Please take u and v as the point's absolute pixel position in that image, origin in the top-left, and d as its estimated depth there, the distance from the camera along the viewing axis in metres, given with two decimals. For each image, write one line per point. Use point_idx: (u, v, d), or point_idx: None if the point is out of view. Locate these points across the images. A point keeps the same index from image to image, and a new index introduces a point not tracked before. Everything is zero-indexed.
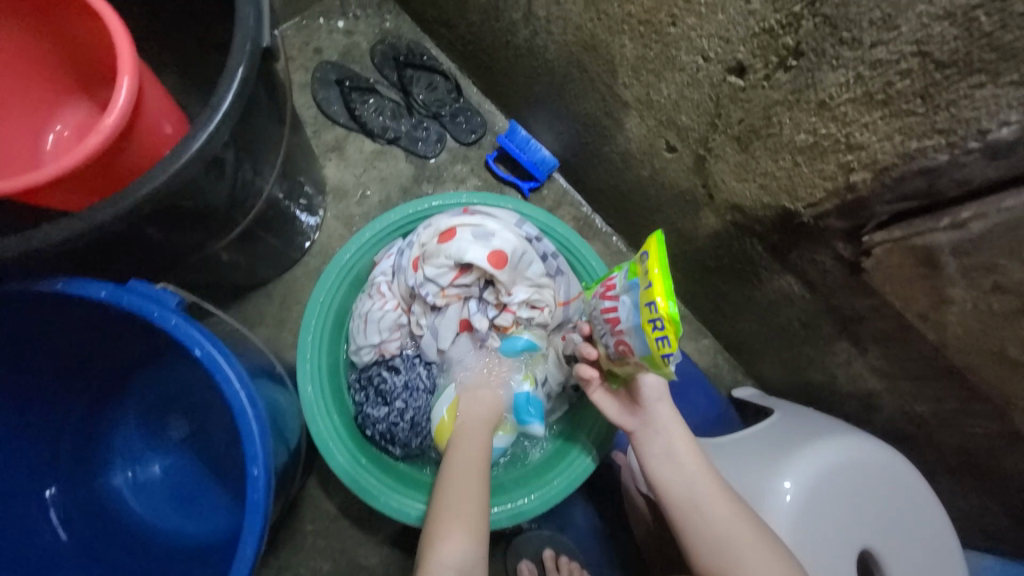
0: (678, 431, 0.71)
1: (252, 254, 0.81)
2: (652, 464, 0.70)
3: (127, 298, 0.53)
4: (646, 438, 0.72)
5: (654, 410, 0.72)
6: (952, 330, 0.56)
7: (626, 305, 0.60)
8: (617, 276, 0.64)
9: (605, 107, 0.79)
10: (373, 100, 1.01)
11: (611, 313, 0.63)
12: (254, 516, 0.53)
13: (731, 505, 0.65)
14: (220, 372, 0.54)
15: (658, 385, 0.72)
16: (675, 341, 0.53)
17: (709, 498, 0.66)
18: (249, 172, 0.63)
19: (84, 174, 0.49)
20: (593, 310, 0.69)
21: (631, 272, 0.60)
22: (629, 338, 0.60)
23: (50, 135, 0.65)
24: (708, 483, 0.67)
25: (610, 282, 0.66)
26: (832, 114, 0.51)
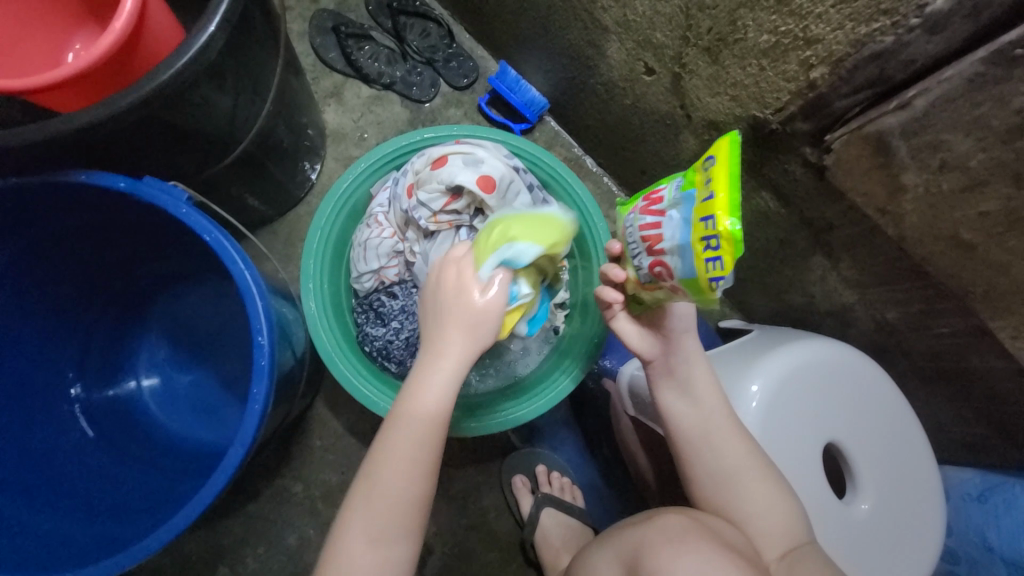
0: (701, 368, 0.70)
1: (257, 186, 0.87)
2: (670, 397, 0.71)
3: (143, 190, 0.58)
4: (664, 368, 0.72)
5: (678, 344, 0.70)
6: (908, 220, 0.59)
7: (673, 222, 0.58)
8: (665, 189, 0.60)
9: (587, 36, 0.82)
10: (368, 47, 1.04)
11: (654, 231, 0.60)
12: (260, 379, 0.60)
13: (742, 440, 0.67)
14: (228, 256, 0.59)
15: (686, 314, 0.70)
16: (730, 262, 0.49)
17: (720, 432, 0.68)
18: (250, 94, 0.67)
19: (88, 80, 0.53)
20: (629, 228, 0.67)
21: (687, 182, 0.57)
22: (673, 256, 0.57)
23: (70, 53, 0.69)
24: (721, 418, 0.68)
25: (655, 196, 0.62)
26: (790, 9, 0.54)
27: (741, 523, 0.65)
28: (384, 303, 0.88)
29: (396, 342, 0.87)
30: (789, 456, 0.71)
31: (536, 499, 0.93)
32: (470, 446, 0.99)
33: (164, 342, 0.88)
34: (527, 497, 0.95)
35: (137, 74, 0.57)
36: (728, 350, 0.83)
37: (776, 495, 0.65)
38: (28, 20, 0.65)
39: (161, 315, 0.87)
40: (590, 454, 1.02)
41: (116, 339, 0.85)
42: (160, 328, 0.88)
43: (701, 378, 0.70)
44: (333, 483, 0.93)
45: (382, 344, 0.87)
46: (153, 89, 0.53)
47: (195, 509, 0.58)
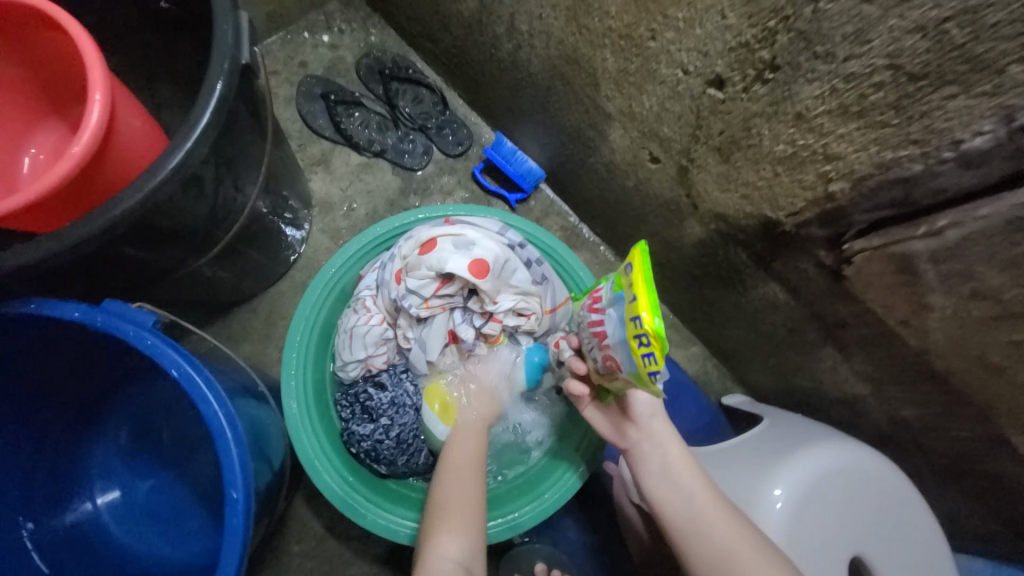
0: (676, 449, 0.69)
1: (235, 269, 0.80)
2: (650, 481, 0.69)
3: (100, 318, 0.52)
4: (643, 452, 0.71)
5: (648, 423, 0.71)
6: (933, 335, 0.57)
7: (612, 319, 0.59)
8: (603, 288, 0.63)
9: (589, 119, 0.80)
10: (358, 114, 1.01)
11: (599, 327, 0.61)
12: (233, 538, 0.52)
13: (730, 520, 0.63)
14: (198, 392, 0.53)
15: (649, 402, 0.70)
16: (662, 358, 0.50)
17: (706, 512, 0.64)
18: (230, 188, 0.62)
19: (54, 200, 0.48)
20: (581, 323, 0.69)
21: (616, 285, 0.58)
22: (614, 350, 0.59)
23: (26, 158, 0.65)
24: (705, 499, 0.65)
25: (597, 294, 0.64)
26: (809, 126, 0.52)
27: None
28: (372, 399, 0.81)
29: (387, 443, 0.80)
30: (813, 572, 0.66)
31: None
32: None
33: (130, 443, 0.79)
34: None
35: (114, 187, 0.54)
36: (733, 444, 0.80)
37: (780, 571, 0.60)
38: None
39: (126, 413, 0.79)
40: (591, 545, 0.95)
41: (68, 445, 0.76)
42: (125, 427, 0.79)
43: (676, 457, 0.68)
44: None
45: (371, 445, 0.79)
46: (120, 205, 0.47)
47: None
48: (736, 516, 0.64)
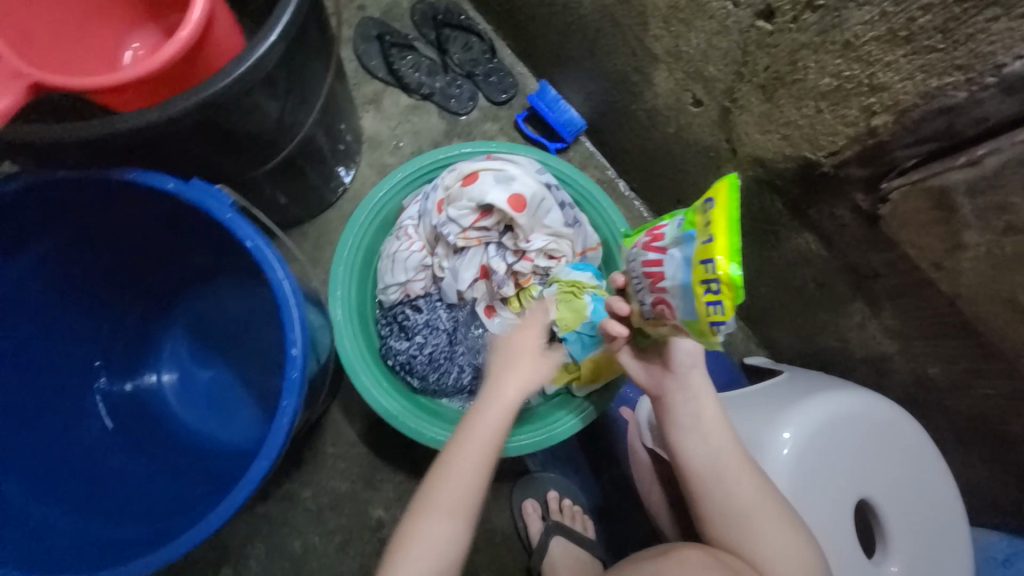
0: (710, 407, 0.69)
1: (292, 189, 0.87)
2: (677, 432, 0.70)
3: (189, 192, 0.58)
4: (674, 404, 0.70)
5: (685, 379, 0.70)
6: (965, 278, 0.57)
7: (674, 261, 0.54)
8: (670, 223, 0.57)
9: (635, 62, 0.81)
10: (411, 57, 1.05)
11: (655, 269, 0.57)
12: (290, 393, 0.58)
13: (754, 480, 0.66)
14: (268, 266, 0.59)
15: (693, 351, 0.69)
16: (731, 308, 0.47)
17: (731, 469, 0.66)
18: (298, 100, 0.67)
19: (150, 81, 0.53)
20: (632, 262, 0.64)
21: (688, 221, 0.53)
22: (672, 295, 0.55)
23: (128, 52, 0.67)
24: (730, 455, 0.67)
25: (658, 232, 0.59)
26: (857, 55, 0.53)
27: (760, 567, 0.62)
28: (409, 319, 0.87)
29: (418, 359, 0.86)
30: (818, 508, 0.68)
31: (545, 526, 0.91)
32: None
33: (190, 338, 0.87)
34: (538, 523, 0.92)
35: (181, 86, 0.57)
36: (752, 392, 0.81)
37: (794, 536, 0.63)
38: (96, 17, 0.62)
39: (189, 310, 0.87)
40: (602, 482, 1.00)
41: (142, 329, 0.85)
42: (186, 322, 0.87)
43: (709, 414, 0.69)
44: (342, 492, 0.91)
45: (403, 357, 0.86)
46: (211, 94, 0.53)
47: (214, 522, 0.58)
48: (761, 475, 0.66)
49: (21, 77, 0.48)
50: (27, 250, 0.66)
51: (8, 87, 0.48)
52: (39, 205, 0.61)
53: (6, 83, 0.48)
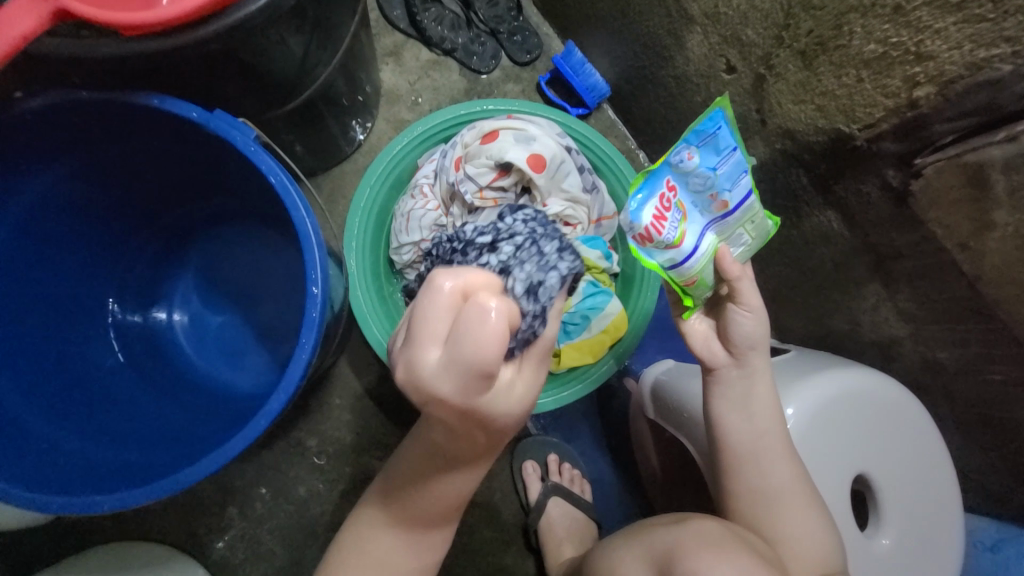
0: (767, 399, 0.62)
1: (310, 138, 0.85)
2: (722, 406, 0.63)
3: (214, 123, 0.57)
4: (726, 378, 0.63)
5: (754, 360, 0.62)
6: (989, 258, 0.57)
7: (676, 213, 0.54)
8: (750, 197, 0.56)
9: (669, 24, 0.79)
10: (434, 8, 1.01)
11: (667, 205, 0.53)
12: (310, 332, 0.59)
13: (792, 467, 0.61)
14: (290, 201, 0.59)
15: (755, 331, 0.61)
16: (632, 191, 0.52)
17: (770, 450, 0.61)
18: (321, 45, 0.64)
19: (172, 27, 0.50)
20: (696, 195, 0.55)
21: (691, 173, 0.53)
22: (681, 206, 0.54)
23: None
24: (773, 439, 0.61)
25: (709, 194, 0.55)
26: (907, 19, 0.51)
27: (775, 543, 0.59)
28: None
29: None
30: (817, 483, 0.69)
31: (545, 487, 0.93)
32: None
33: (203, 282, 0.87)
34: (537, 484, 0.94)
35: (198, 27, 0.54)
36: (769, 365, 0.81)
37: (819, 524, 0.60)
38: None
39: (203, 255, 0.86)
40: (602, 449, 1.01)
41: (155, 269, 0.84)
42: (199, 266, 0.87)
43: (764, 397, 0.61)
44: (347, 443, 0.93)
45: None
46: (240, 20, 0.51)
47: (235, 447, 0.58)
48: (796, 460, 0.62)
49: (48, 0, 0.47)
50: (44, 177, 0.65)
51: (36, 11, 0.47)
52: (55, 128, 0.60)
53: (35, 5, 0.47)
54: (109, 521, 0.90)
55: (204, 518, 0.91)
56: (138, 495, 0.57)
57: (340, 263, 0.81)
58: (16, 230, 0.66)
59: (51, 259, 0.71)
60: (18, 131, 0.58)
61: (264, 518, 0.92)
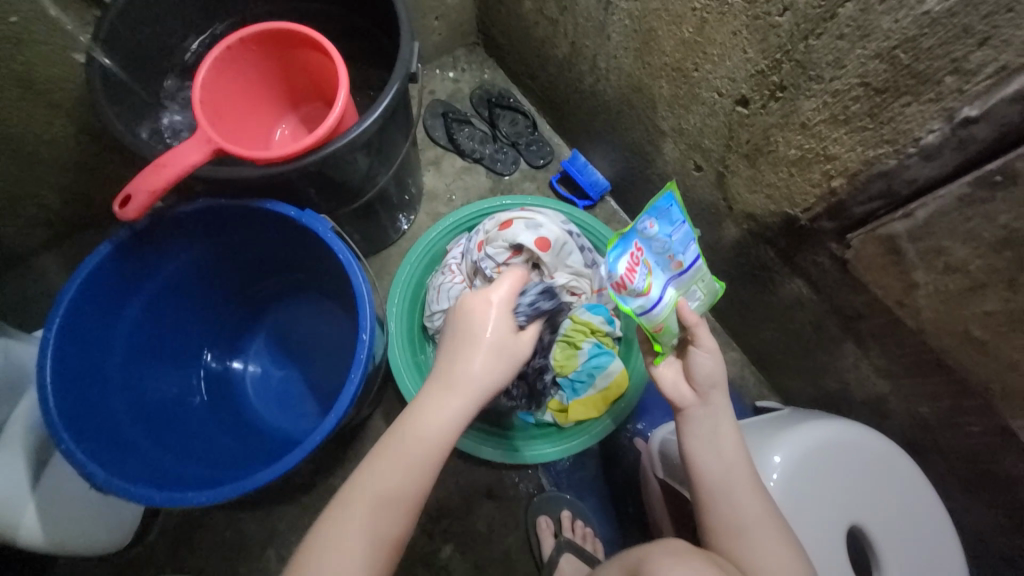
0: (728, 436, 0.70)
1: (366, 228, 1.07)
2: (694, 444, 0.70)
3: (302, 219, 0.79)
4: (695, 416, 0.71)
5: (714, 400, 0.71)
6: (925, 314, 0.67)
7: (645, 267, 0.67)
8: (698, 260, 0.69)
9: (648, 136, 0.99)
10: (467, 129, 1.29)
11: (637, 260, 0.66)
12: (358, 368, 0.74)
13: (760, 500, 0.67)
14: (352, 271, 0.78)
15: (715, 370, 0.71)
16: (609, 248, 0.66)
17: (740, 484, 0.68)
18: (380, 162, 0.87)
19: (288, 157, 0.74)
20: (659, 254, 0.67)
21: (654, 236, 0.66)
22: (648, 262, 0.67)
23: (278, 132, 0.90)
24: (740, 473, 0.69)
25: (669, 255, 0.68)
26: (812, 132, 0.68)
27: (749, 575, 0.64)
28: None
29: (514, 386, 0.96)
30: (810, 532, 0.72)
31: (558, 542, 0.97)
32: (502, 479, 1.05)
33: (271, 342, 1.05)
34: (550, 540, 0.98)
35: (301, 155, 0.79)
36: (758, 419, 0.87)
37: (789, 557, 0.65)
38: (262, 108, 0.86)
39: (274, 320, 1.06)
40: (615, 509, 1.05)
41: (236, 331, 1.04)
42: (270, 329, 1.06)
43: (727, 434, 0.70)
44: None
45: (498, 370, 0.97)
46: (330, 150, 0.74)
47: (293, 460, 0.71)
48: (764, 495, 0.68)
49: (212, 142, 0.70)
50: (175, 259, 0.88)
51: (202, 148, 0.70)
52: (191, 224, 0.83)
53: (202, 145, 0.70)
54: (165, 559, 1.01)
55: (245, 560, 1.00)
56: (221, 492, 0.70)
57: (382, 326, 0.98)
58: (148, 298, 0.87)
59: (166, 319, 0.92)
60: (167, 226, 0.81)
61: None
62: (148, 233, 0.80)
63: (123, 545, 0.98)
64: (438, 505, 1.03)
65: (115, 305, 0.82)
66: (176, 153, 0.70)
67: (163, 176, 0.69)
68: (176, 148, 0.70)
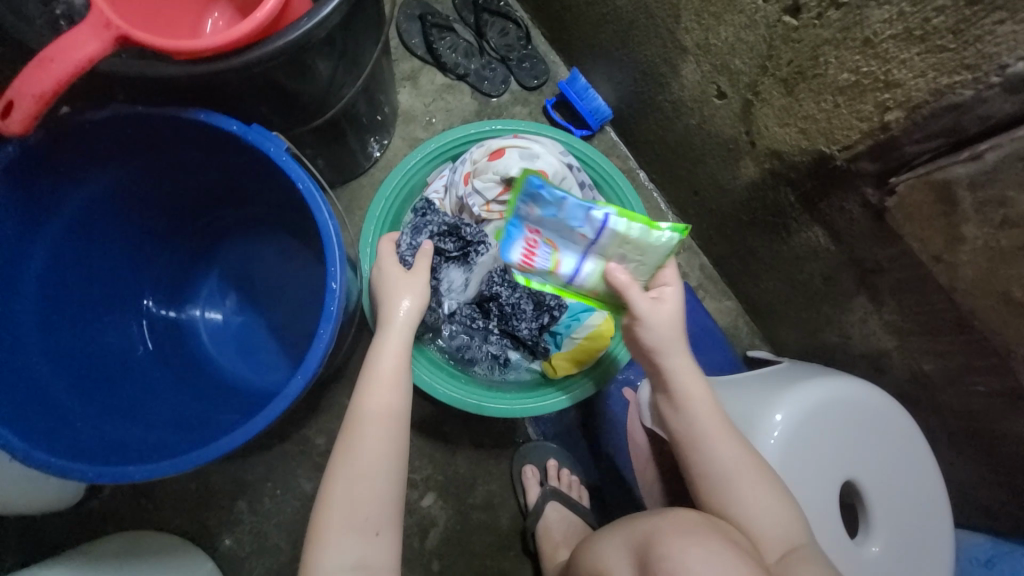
0: (695, 381, 0.68)
1: (331, 152, 0.91)
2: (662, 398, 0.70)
3: (250, 136, 0.64)
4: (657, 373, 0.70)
5: (670, 352, 0.68)
6: (962, 271, 0.61)
7: (549, 250, 0.71)
8: (604, 225, 0.66)
9: (664, 54, 0.85)
10: (450, 38, 1.09)
11: (540, 244, 0.71)
12: (327, 322, 0.64)
13: (733, 446, 0.66)
14: (315, 204, 0.65)
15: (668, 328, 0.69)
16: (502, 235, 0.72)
17: (710, 434, 0.66)
18: (345, 70, 0.71)
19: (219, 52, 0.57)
20: (554, 231, 0.69)
21: (548, 222, 0.69)
22: (548, 241, 0.70)
23: (209, 22, 0.70)
24: (710, 423, 0.67)
25: (578, 240, 0.68)
26: (875, 52, 0.57)
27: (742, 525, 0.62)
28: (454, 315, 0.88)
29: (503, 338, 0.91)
30: (807, 488, 0.71)
31: (543, 491, 0.95)
32: (485, 429, 1.01)
33: (225, 284, 0.93)
34: (535, 488, 0.97)
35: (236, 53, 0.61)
36: (756, 374, 0.85)
37: (774, 499, 0.63)
38: None
39: (226, 259, 0.93)
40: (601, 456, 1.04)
41: (183, 272, 0.90)
42: (223, 268, 0.93)
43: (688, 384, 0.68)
44: None
45: (482, 322, 0.89)
46: (279, 47, 0.58)
47: (255, 428, 0.62)
48: (739, 442, 0.66)
49: (112, 28, 0.53)
50: (92, 184, 0.72)
51: (99, 36, 0.53)
52: (108, 138, 0.67)
53: (98, 31, 0.53)
54: (125, 510, 0.94)
55: (213, 511, 0.95)
56: (165, 468, 0.62)
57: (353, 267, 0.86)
58: (62, 232, 0.72)
59: (93, 257, 0.77)
60: (76, 141, 0.65)
61: (271, 513, 0.95)
62: (48, 151, 0.64)
63: (75, 500, 0.90)
64: (419, 454, 0.99)
65: (18, 240, 0.68)
66: (66, 42, 0.53)
67: (52, 75, 0.53)
68: (64, 36, 0.53)
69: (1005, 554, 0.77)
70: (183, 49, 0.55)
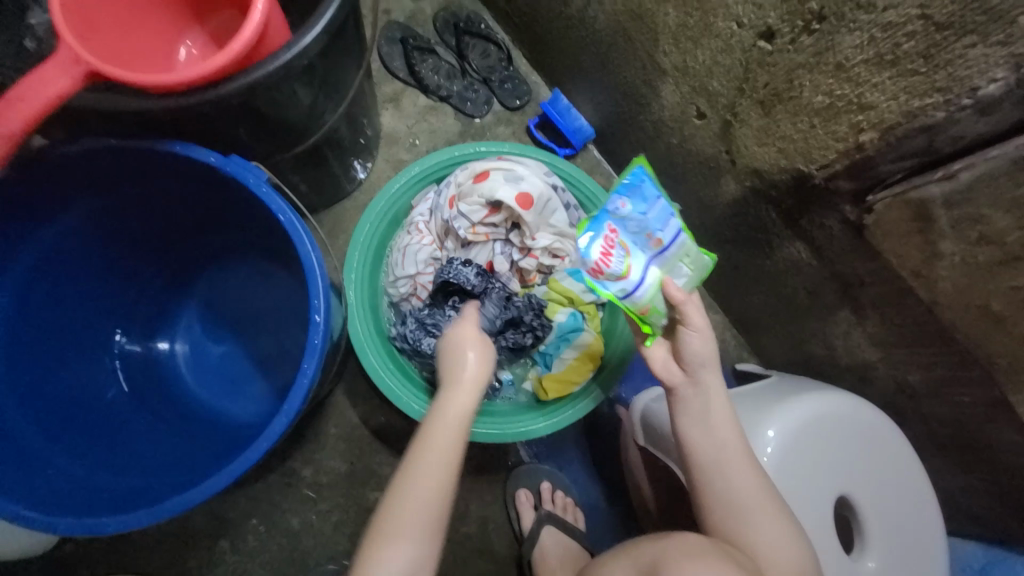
0: (720, 401, 0.68)
1: (313, 177, 0.90)
2: (688, 422, 0.68)
3: (230, 166, 0.63)
4: (685, 397, 0.69)
5: (706, 373, 0.68)
6: (941, 286, 0.62)
7: (621, 253, 0.65)
8: (678, 235, 0.67)
9: (644, 75, 0.87)
10: (431, 60, 1.10)
11: (611, 243, 0.64)
12: (312, 357, 0.62)
13: (755, 474, 0.65)
14: (298, 237, 0.63)
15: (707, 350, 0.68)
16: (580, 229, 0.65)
17: (734, 461, 0.66)
18: (327, 98, 0.70)
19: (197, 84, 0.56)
20: (634, 233, 0.65)
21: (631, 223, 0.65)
22: (622, 245, 0.65)
23: (182, 50, 0.70)
24: (735, 449, 0.66)
25: (652, 241, 0.66)
26: (848, 75, 0.58)
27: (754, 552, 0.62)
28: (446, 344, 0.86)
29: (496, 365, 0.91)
30: (803, 505, 0.71)
31: (538, 515, 0.93)
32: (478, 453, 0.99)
33: (205, 314, 0.90)
34: (530, 512, 0.95)
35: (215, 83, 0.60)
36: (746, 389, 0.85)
37: (788, 531, 0.63)
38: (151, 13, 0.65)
39: (206, 288, 0.90)
40: (595, 477, 1.03)
41: (160, 303, 0.88)
42: (202, 298, 0.90)
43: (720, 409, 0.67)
44: (341, 473, 0.94)
45: None
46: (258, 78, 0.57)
47: (236, 470, 0.60)
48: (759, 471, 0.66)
49: (82, 63, 0.52)
50: (64, 218, 0.70)
51: (70, 72, 0.52)
52: (79, 172, 0.65)
53: (69, 67, 0.52)
54: (99, 555, 0.90)
55: (195, 551, 0.91)
56: (138, 518, 0.60)
57: (339, 294, 0.84)
58: (31, 268, 0.70)
59: (64, 293, 0.75)
60: (45, 175, 0.63)
61: (256, 551, 0.92)
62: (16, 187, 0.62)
63: (47, 547, 0.86)
64: None
65: None
66: (32, 80, 0.52)
67: (20, 114, 0.51)
68: (32, 73, 0.52)
69: (997, 561, 0.78)
70: (159, 84, 0.54)
